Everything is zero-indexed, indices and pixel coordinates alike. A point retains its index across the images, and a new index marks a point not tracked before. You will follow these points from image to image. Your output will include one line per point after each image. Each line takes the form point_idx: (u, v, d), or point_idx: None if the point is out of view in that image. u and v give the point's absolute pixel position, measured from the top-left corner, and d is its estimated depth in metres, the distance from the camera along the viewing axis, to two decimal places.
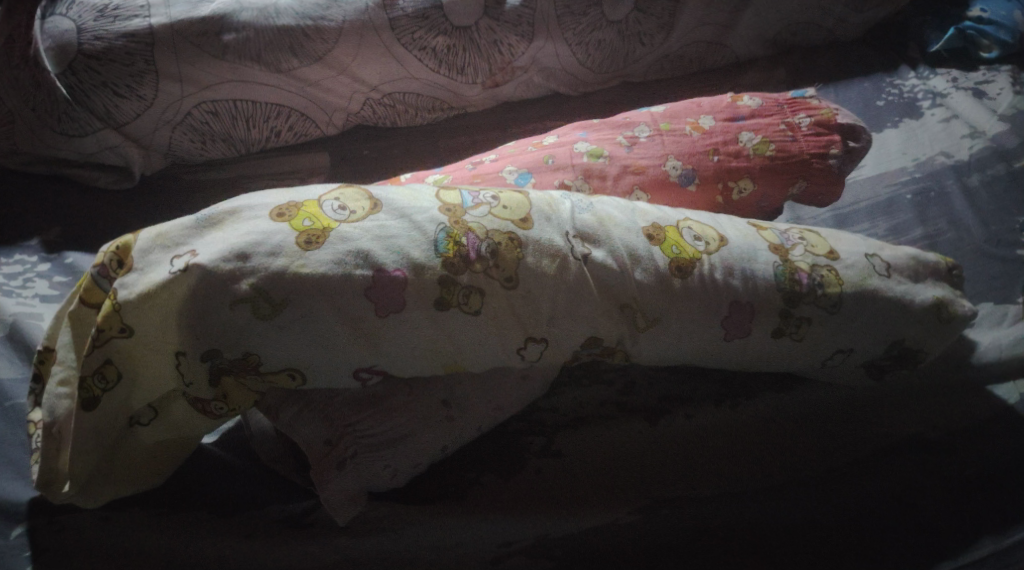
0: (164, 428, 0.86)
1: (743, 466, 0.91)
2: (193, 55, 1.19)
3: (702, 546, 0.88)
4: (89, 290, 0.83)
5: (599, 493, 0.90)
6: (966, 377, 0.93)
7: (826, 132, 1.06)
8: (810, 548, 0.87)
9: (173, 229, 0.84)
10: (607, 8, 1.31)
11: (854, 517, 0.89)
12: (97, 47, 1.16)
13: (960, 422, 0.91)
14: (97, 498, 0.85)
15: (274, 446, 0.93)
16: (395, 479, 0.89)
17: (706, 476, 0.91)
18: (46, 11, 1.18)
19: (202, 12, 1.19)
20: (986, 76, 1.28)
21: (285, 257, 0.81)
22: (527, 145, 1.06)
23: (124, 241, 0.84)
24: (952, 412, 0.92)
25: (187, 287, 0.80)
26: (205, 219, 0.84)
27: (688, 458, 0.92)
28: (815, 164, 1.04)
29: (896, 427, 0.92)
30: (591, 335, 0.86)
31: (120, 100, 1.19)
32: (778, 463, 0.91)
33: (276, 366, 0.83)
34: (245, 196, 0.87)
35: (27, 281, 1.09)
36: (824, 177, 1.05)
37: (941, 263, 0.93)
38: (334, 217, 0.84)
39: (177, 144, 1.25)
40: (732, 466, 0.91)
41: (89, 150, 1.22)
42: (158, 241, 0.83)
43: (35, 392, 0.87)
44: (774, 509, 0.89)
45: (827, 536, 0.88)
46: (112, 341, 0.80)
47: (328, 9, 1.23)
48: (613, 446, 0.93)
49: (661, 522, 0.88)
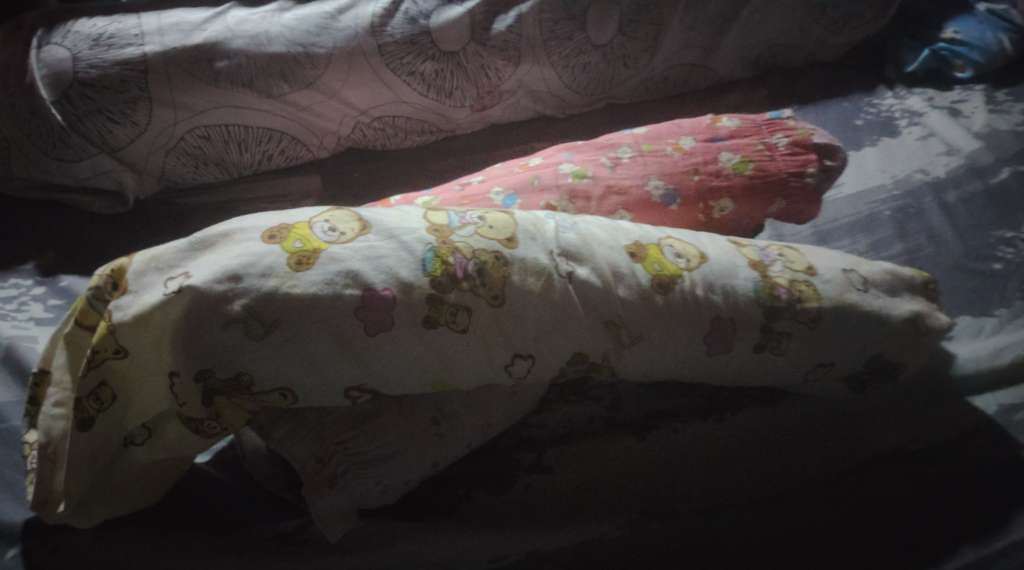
0: (159, 449, 0.88)
1: (731, 479, 0.93)
2: (186, 82, 1.22)
3: (693, 554, 0.88)
4: (84, 312, 0.86)
5: (590, 508, 0.92)
6: (949, 387, 0.95)
7: (803, 151, 1.09)
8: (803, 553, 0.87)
9: (167, 251, 0.86)
10: (592, 33, 1.33)
11: (845, 523, 0.89)
12: (92, 75, 1.19)
13: (945, 433, 0.93)
14: (92, 518, 0.86)
15: (266, 463, 0.94)
16: (386, 495, 0.90)
17: (695, 490, 0.92)
18: (42, 41, 1.21)
19: (194, 40, 1.22)
20: (960, 95, 1.32)
21: (276, 278, 0.83)
22: (514, 166, 1.08)
23: (120, 264, 0.86)
24: (935, 425, 0.94)
25: (180, 309, 0.82)
26: (198, 241, 0.87)
27: (678, 471, 0.94)
28: (793, 183, 1.07)
29: (882, 439, 0.93)
30: (577, 351, 0.88)
31: (114, 126, 1.21)
32: (766, 476, 0.93)
33: (267, 386, 0.85)
34: (237, 218, 0.89)
35: (22, 304, 1.11)
36: (803, 195, 1.08)
37: (916, 278, 0.96)
38: (324, 239, 0.86)
39: (170, 168, 1.27)
40: (719, 479, 0.93)
41: (83, 176, 1.24)
42: (152, 263, 0.85)
43: (30, 413, 0.88)
44: (764, 518, 0.90)
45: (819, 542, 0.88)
46: (106, 362, 0.82)
47: (318, 36, 1.25)
48: (603, 461, 0.94)
49: (651, 535, 0.89)
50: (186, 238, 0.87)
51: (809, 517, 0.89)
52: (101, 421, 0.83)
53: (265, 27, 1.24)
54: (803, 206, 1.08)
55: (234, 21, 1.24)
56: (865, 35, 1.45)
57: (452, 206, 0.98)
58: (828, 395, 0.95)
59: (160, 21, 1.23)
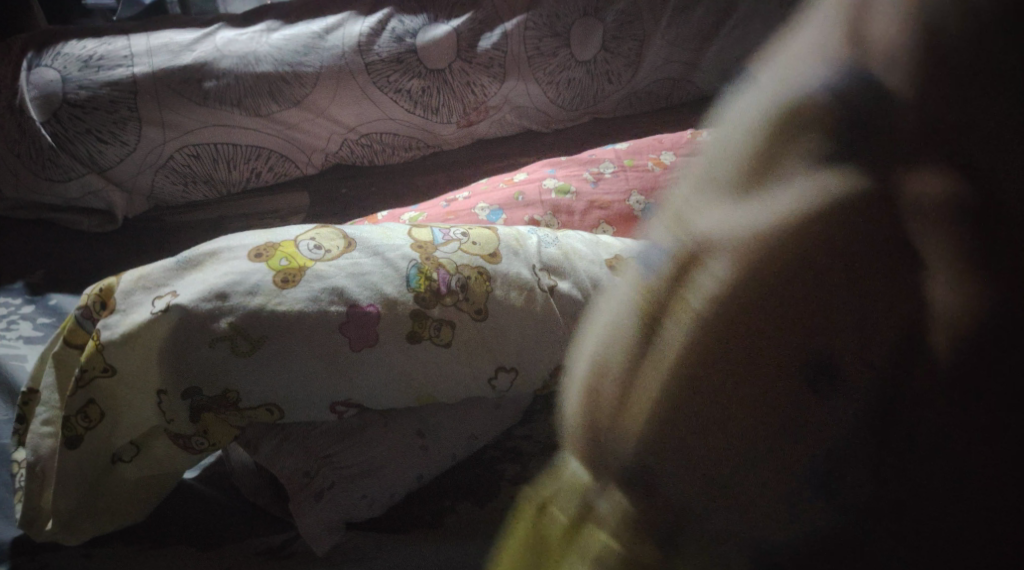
0: (146, 465, 0.88)
1: None
2: (175, 101, 1.23)
3: None
4: (73, 331, 0.87)
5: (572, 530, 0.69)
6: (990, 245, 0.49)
7: None
8: None
9: (156, 272, 0.88)
10: (577, 49, 1.35)
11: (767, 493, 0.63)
12: (81, 96, 1.20)
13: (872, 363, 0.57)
14: (80, 534, 0.86)
15: (251, 478, 0.96)
16: (372, 509, 0.89)
17: None
18: (33, 63, 1.23)
19: (182, 60, 1.24)
20: None
21: (262, 295, 0.84)
22: (498, 182, 1.12)
23: (110, 285, 0.88)
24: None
25: (169, 326, 0.83)
26: (186, 261, 0.89)
27: None
28: None
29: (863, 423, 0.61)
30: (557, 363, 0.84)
31: (104, 146, 1.23)
32: None
33: (253, 402, 0.85)
34: (222, 237, 0.92)
35: (12, 323, 1.11)
36: None
37: None
38: (311, 256, 0.88)
39: (159, 187, 1.28)
40: None
41: (72, 195, 1.25)
42: (140, 283, 0.87)
43: (19, 432, 0.89)
44: None
45: None
46: (95, 380, 0.83)
47: (306, 55, 1.28)
48: None
49: None
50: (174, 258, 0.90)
51: (583, 319, 0.77)
52: (89, 439, 0.84)
53: (253, 47, 1.27)
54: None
55: (223, 41, 1.27)
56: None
57: (437, 222, 1.00)
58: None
59: (149, 42, 1.25)
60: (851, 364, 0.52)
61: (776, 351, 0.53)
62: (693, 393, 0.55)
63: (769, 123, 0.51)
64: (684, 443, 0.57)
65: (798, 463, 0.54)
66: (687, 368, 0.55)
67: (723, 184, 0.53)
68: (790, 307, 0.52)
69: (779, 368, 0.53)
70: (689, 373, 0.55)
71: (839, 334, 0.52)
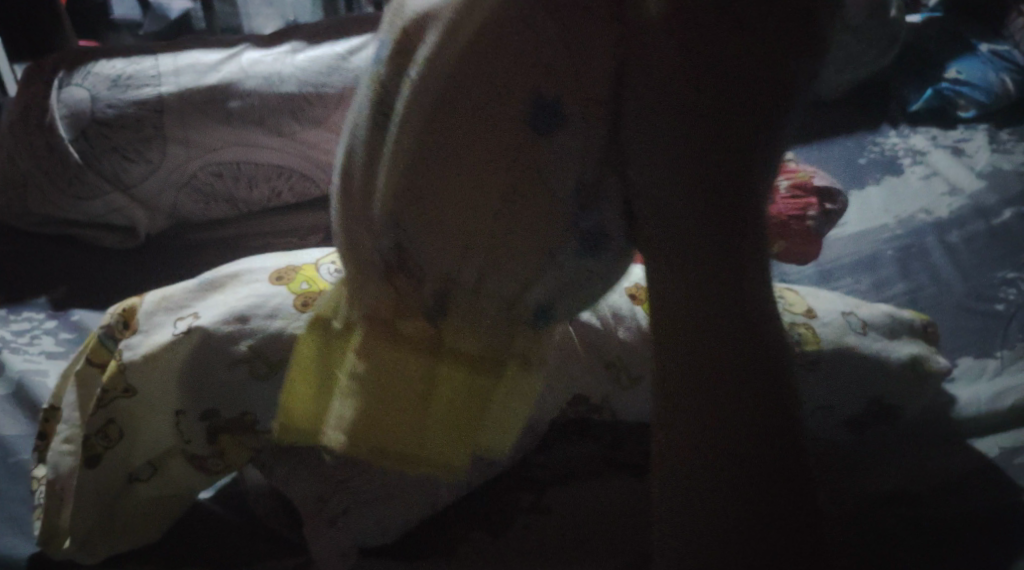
0: (164, 485, 0.88)
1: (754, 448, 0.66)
2: (199, 120, 1.24)
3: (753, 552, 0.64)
4: (96, 349, 0.88)
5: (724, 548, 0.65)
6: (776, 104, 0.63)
7: (804, 195, 1.08)
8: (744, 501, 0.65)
9: (177, 291, 0.89)
10: None
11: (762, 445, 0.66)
12: (109, 114, 1.22)
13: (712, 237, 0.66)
14: (96, 553, 0.87)
15: (267, 499, 0.94)
16: (386, 535, 0.89)
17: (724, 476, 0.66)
18: (63, 82, 1.25)
19: (208, 80, 1.25)
20: (965, 135, 1.38)
21: (282, 319, 0.85)
22: None
23: (132, 304, 0.88)
24: (929, 471, 0.85)
25: (191, 346, 0.84)
26: (206, 281, 0.90)
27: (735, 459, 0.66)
28: (795, 227, 1.05)
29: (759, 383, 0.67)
30: (578, 394, 0.91)
31: (129, 164, 1.24)
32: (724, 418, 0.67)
33: (271, 426, 0.85)
34: (242, 259, 0.93)
35: (33, 338, 1.13)
36: (803, 239, 1.06)
37: (915, 320, 0.98)
38: (329, 281, 0.87)
39: (182, 205, 1.29)
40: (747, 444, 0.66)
41: (97, 212, 1.27)
42: (161, 302, 0.88)
43: (40, 448, 0.90)
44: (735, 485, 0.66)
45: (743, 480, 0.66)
46: (116, 400, 0.84)
47: (329, 77, 1.27)
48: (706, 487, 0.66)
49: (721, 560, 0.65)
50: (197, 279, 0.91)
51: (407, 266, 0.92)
52: (109, 458, 0.85)
53: (278, 67, 1.28)
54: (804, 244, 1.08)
55: (248, 62, 1.28)
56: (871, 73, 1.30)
57: None
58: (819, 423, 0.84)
59: (176, 63, 1.27)
60: (584, 99, 0.65)
61: (518, 85, 0.64)
62: (438, 148, 0.65)
63: None
64: (445, 207, 0.66)
65: (545, 191, 0.66)
66: (440, 98, 0.64)
67: None
68: (521, 44, 0.64)
69: (516, 121, 0.65)
70: (447, 112, 0.64)
71: (572, 68, 0.64)
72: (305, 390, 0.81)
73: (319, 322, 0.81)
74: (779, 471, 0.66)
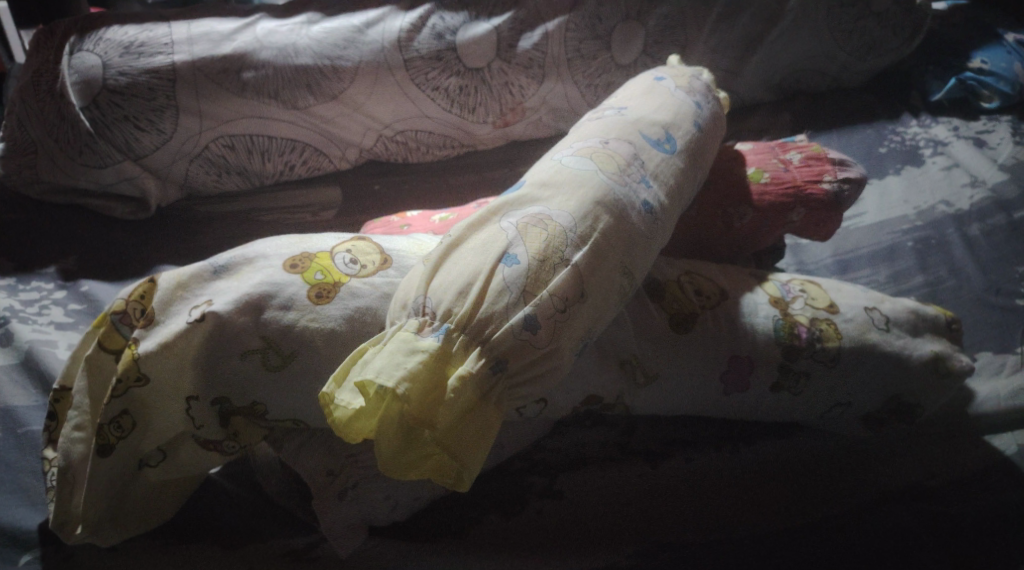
0: (172, 470, 0.88)
1: (877, 497, 0.90)
2: (214, 91, 1.22)
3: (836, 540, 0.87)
4: (109, 336, 0.86)
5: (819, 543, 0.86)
6: None
7: (818, 162, 1.08)
8: (852, 523, 0.88)
9: (520, 286, 0.79)
10: (616, 52, 1.34)
11: (930, 516, 0.88)
12: (121, 82, 1.20)
13: None
14: (107, 538, 0.87)
15: (279, 477, 0.93)
16: (395, 512, 0.91)
17: (820, 504, 0.90)
18: (74, 47, 1.21)
19: (222, 50, 1.22)
20: (986, 126, 1.35)
21: (296, 311, 0.84)
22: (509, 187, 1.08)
23: (444, 320, 0.78)
24: (955, 463, 0.93)
25: (501, 350, 0.77)
26: (556, 258, 0.81)
27: (866, 531, 0.87)
28: (811, 192, 1.06)
29: None
30: (591, 394, 0.89)
31: (141, 134, 1.22)
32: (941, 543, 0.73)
33: (281, 416, 0.87)
34: (546, 211, 0.84)
35: (42, 308, 1.12)
36: (825, 207, 1.06)
37: (940, 317, 0.97)
38: (345, 271, 0.87)
39: (193, 176, 1.28)
40: (869, 491, 0.91)
41: (108, 182, 1.25)
42: (536, 296, 0.79)
43: (50, 429, 0.90)
44: (859, 525, 0.88)
45: (863, 515, 0.89)
46: (129, 390, 0.83)
47: (345, 49, 1.25)
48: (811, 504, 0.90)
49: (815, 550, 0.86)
50: (470, 277, 0.79)
51: (463, 305, 0.78)
52: (120, 448, 0.84)
53: (293, 39, 1.24)
54: (821, 215, 1.07)
55: (264, 32, 1.24)
56: (865, 68, 1.45)
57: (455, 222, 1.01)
58: (710, 408, 0.93)
59: (190, 30, 1.23)
60: None
61: None
62: None
63: (545, 227, 0.83)
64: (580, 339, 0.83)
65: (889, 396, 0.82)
66: None
67: (547, 188, 0.87)
68: None
69: None
70: None
71: None
72: (516, 352, 0.78)
73: (557, 298, 0.79)
74: (900, 514, 0.88)
